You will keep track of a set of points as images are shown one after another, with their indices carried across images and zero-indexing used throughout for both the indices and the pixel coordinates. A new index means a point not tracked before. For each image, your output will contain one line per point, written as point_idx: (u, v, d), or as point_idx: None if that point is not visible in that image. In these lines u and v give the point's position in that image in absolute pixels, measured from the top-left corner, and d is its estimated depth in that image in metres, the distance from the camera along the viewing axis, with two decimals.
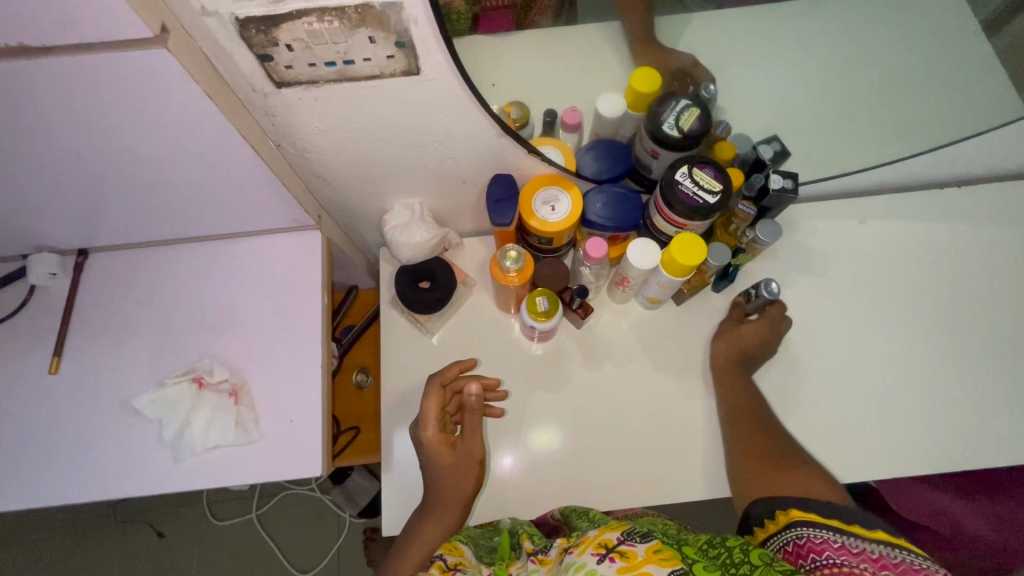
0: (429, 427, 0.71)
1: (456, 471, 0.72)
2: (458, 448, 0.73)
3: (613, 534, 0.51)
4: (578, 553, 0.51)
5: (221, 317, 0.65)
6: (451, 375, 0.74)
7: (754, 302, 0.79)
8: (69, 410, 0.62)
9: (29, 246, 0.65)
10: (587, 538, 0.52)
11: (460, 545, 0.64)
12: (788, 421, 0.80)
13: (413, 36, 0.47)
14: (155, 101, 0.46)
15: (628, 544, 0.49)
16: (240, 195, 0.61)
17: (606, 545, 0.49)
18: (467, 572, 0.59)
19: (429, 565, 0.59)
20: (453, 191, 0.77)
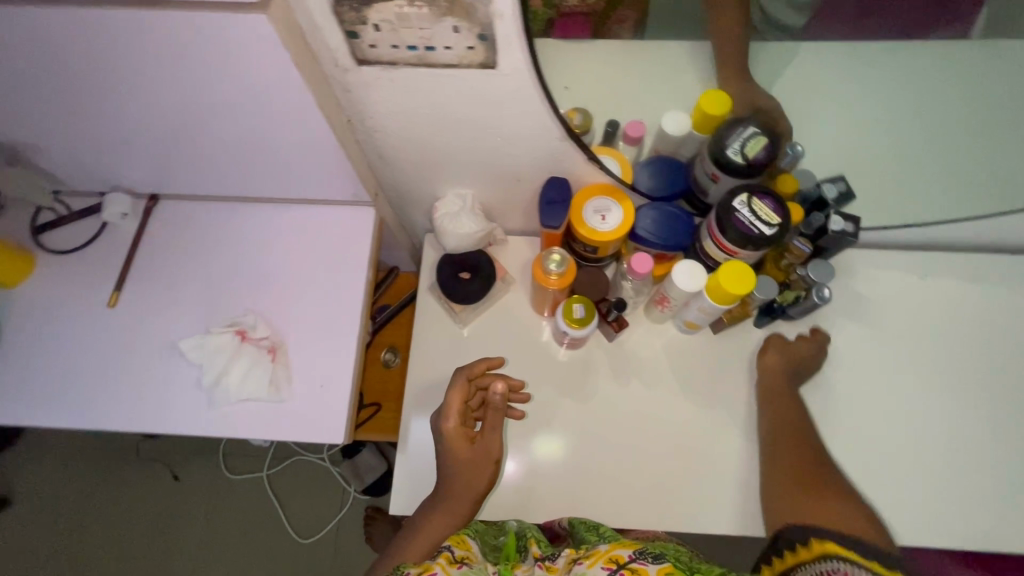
0: (449, 419, 0.72)
1: (472, 466, 0.72)
2: (476, 444, 0.73)
3: (625, 551, 0.51)
4: (588, 564, 0.50)
5: (271, 277, 0.68)
6: (477, 371, 0.75)
7: (799, 305, 0.79)
8: (120, 343, 0.66)
9: (107, 184, 0.69)
10: (596, 551, 0.52)
11: (468, 540, 0.64)
12: None
13: (496, 30, 0.48)
14: (248, 61, 0.48)
15: (640, 563, 0.49)
16: (306, 162, 0.63)
17: (617, 561, 0.49)
18: (473, 567, 0.58)
19: (436, 556, 0.59)
20: (506, 187, 0.78)
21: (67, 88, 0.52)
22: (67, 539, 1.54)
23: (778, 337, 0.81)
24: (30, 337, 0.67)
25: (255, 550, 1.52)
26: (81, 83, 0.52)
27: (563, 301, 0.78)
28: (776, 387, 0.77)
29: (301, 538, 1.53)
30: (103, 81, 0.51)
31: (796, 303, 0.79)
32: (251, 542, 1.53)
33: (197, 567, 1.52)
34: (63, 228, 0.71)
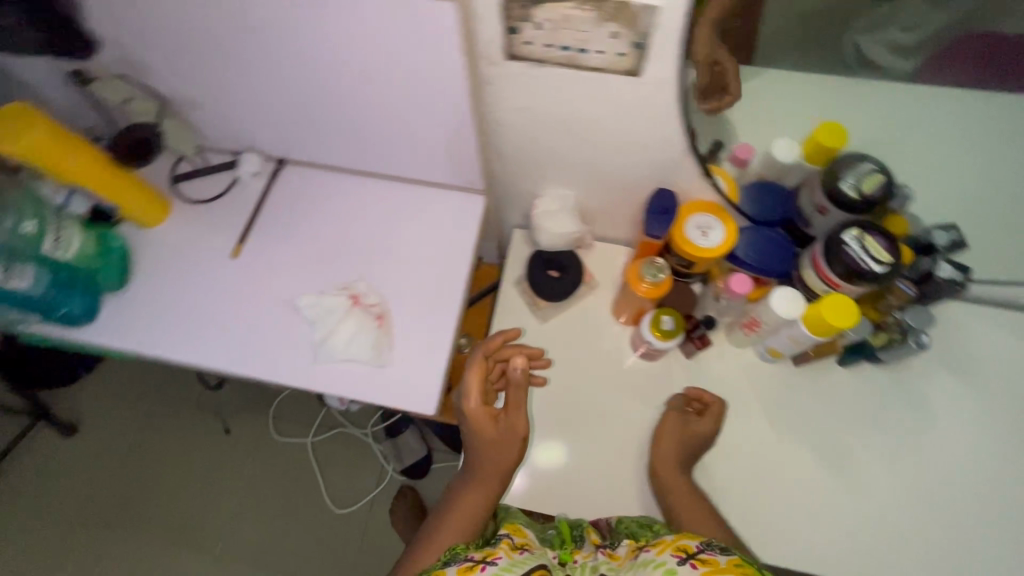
0: (473, 398, 0.73)
1: (497, 445, 0.72)
2: (500, 422, 0.73)
3: (693, 543, 0.56)
4: (655, 552, 0.57)
5: (382, 249, 0.71)
6: (494, 347, 0.78)
7: (892, 349, 0.77)
8: (240, 291, 0.70)
9: (244, 143, 0.75)
10: (664, 541, 0.58)
11: (524, 527, 0.68)
12: (885, 514, 0.75)
13: (653, 39, 0.50)
14: (420, 39, 0.52)
15: (709, 553, 0.53)
16: (433, 143, 0.67)
17: (686, 550, 0.55)
18: (534, 553, 0.63)
19: (498, 542, 0.63)
20: (608, 192, 0.79)
21: (247, 48, 0.57)
22: (122, 472, 1.64)
23: (674, 423, 0.76)
24: (158, 275, 0.72)
25: (290, 512, 1.58)
26: (262, 46, 0.57)
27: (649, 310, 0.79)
28: (676, 481, 0.72)
29: (336, 508, 1.58)
30: (282, 43, 0.56)
31: (888, 346, 0.77)
32: (287, 504, 1.59)
33: (235, 519, 1.58)
34: (197, 179, 0.76)
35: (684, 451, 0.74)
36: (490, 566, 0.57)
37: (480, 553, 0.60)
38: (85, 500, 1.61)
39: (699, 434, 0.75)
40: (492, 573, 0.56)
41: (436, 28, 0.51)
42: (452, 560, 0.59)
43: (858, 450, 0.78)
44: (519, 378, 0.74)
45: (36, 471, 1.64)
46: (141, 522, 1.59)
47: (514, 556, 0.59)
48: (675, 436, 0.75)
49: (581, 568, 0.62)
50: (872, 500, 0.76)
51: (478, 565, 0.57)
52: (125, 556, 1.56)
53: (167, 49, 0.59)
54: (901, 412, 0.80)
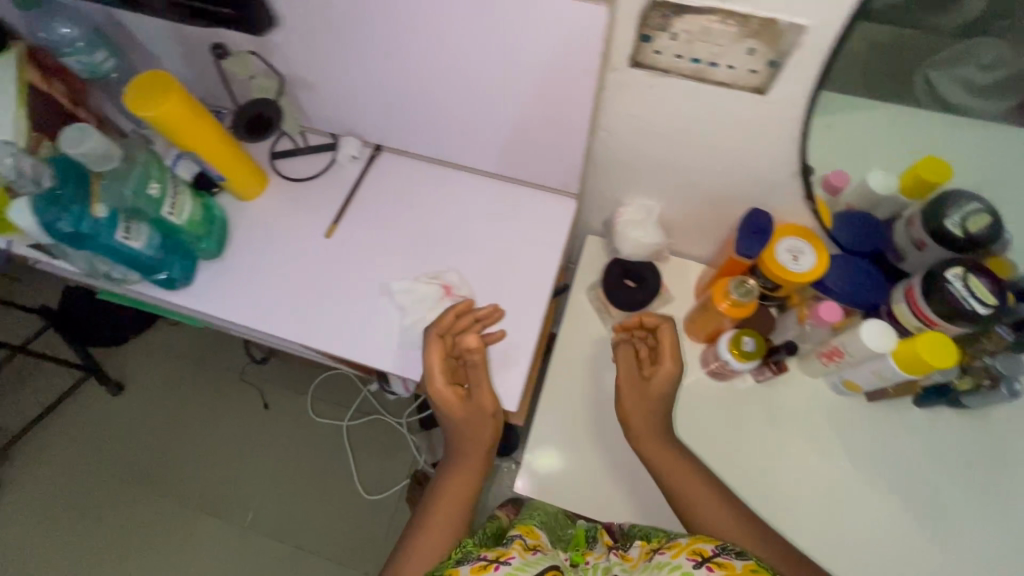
0: (432, 381, 0.64)
1: (470, 425, 0.66)
2: (468, 400, 0.66)
3: (708, 546, 0.53)
4: (671, 554, 0.54)
5: (472, 243, 0.73)
6: (447, 323, 0.65)
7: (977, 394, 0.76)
8: (332, 271, 0.73)
9: (346, 128, 0.77)
10: (679, 543, 0.56)
11: (536, 529, 0.64)
12: (953, 561, 0.74)
13: (791, 59, 0.50)
14: (553, 39, 0.53)
15: (725, 557, 0.51)
16: (536, 143, 0.67)
17: (702, 554, 0.52)
18: (546, 555, 0.58)
19: (510, 542, 0.58)
20: (696, 207, 0.79)
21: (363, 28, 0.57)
22: (163, 435, 1.68)
23: (634, 392, 0.73)
24: (254, 247, 0.74)
25: (320, 493, 1.60)
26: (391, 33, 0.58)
27: (728, 330, 0.78)
28: (651, 441, 0.70)
29: (365, 492, 1.59)
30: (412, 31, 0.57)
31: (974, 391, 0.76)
32: (317, 484, 1.61)
33: (265, 493, 1.61)
34: (297, 158, 0.78)
35: (650, 403, 0.72)
36: (504, 567, 0.52)
37: (493, 552, 0.55)
38: (125, 458, 1.66)
39: (659, 386, 0.71)
40: (505, 573, 0.51)
41: (572, 28, 0.51)
42: (464, 560, 0.54)
43: (927, 493, 0.77)
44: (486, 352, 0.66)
45: (83, 426, 1.70)
46: (177, 486, 1.63)
47: (528, 557, 0.55)
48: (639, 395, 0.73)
49: (593, 570, 0.60)
50: (939, 545, 0.74)
51: (492, 564, 0.52)
52: (159, 517, 1.60)
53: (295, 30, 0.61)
54: (973, 459, 0.78)
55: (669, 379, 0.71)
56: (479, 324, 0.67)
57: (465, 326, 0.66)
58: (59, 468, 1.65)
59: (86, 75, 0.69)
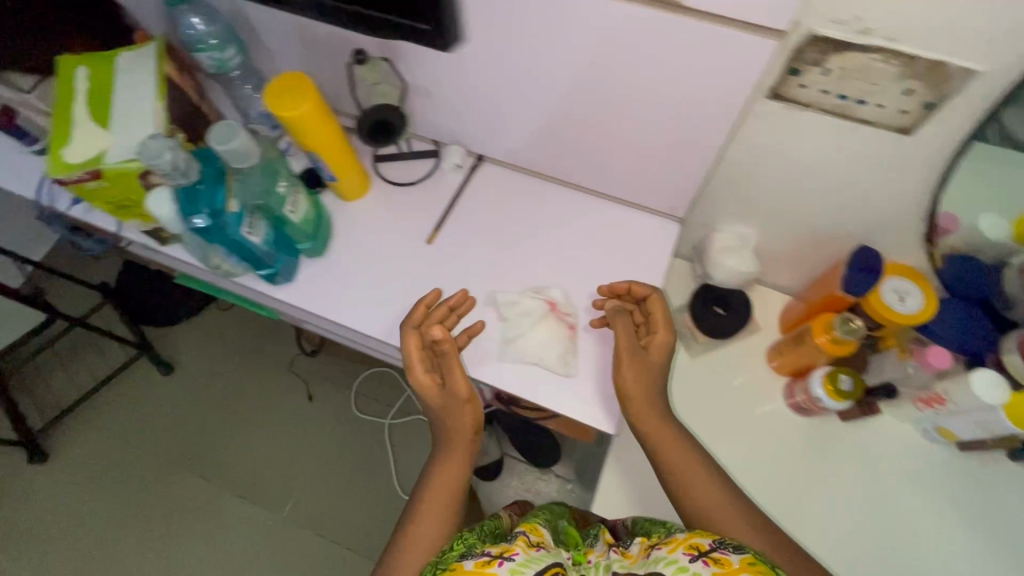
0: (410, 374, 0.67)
1: (447, 412, 0.67)
2: (444, 389, 0.67)
3: (705, 540, 0.49)
4: (667, 550, 0.50)
5: (573, 259, 0.73)
6: (418, 317, 0.67)
7: None
8: (433, 278, 0.73)
9: (452, 137, 0.77)
10: (675, 538, 0.51)
11: (540, 526, 0.61)
12: None
13: (951, 101, 0.49)
14: (697, 69, 0.52)
15: (722, 552, 0.47)
16: (649, 166, 0.67)
17: (698, 548, 0.48)
18: (550, 553, 0.55)
19: (514, 538, 0.56)
20: (795, 237, 0.78)
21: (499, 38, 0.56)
22: (208, 418, 1.71)
23: (636, 365, 0.63)
24: (357, 248, 0.76)
25: (359, 489, 1.61)
26: (522, 53, 0.58)
27: (820, 366, 0.77)
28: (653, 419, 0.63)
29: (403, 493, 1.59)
30: (547, 52, 0.57)
31: None
32: (356, 480, 1.62)
33: (306, 484, 1.62)
34: (399, 162, 0.79)
35: (651, 375, 0.64)
36: (508, 563, 0.50)
37: (496, 548, 0.53)
38: (171, 439, 1.69)
39: (656, 360, 0.64)
40: (509, 570, 0.49)
41: (721, 61, 0.50)
42: (467, 555, 0.53)
43: (1005, 543, 0.77)
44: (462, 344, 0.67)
45: (131, 403, 1.73)
46: (219, 470, 1.65)
47: (531, 554, 0.53)
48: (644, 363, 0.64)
49: (595, 569, 0.56)
50: None
51: (496, 560, 0.51)
52: (200, 500, 1.62)
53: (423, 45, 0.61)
54: None
55: (666, 348, 0.65)
56: (453, 314, 0.69)
57: (438, 317, 0.67)
58: (106, 444, 1.68)
59: (212, 70, 0.70)
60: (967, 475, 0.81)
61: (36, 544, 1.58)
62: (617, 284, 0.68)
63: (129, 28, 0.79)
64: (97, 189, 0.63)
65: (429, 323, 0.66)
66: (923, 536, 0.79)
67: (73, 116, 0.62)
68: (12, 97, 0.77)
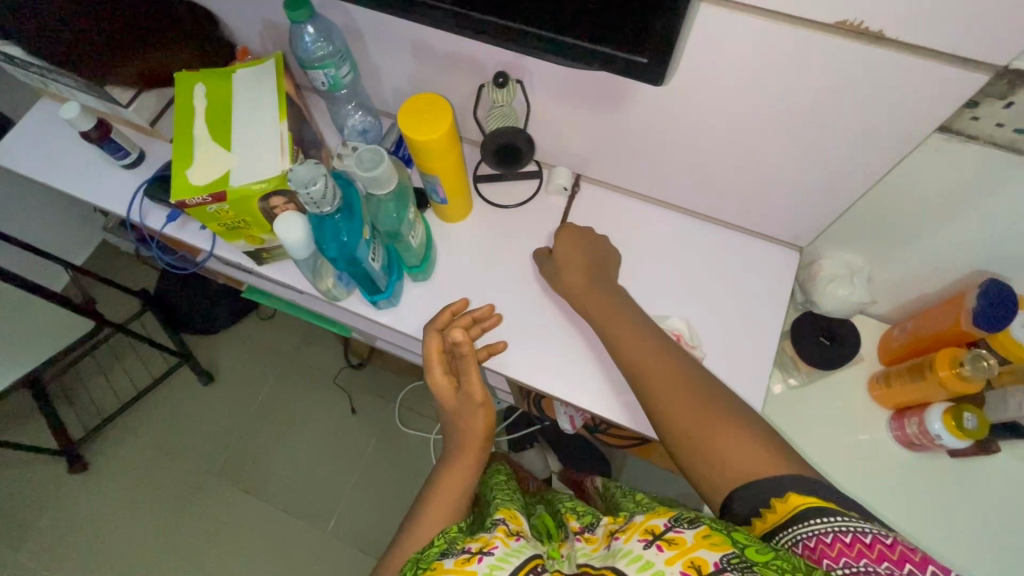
0: (429, 373, 0.67)
1: (460, 414, 0.67)
2: (460, 390, 0.67)
3: (660, 519, 0.44)
4: (623, 539, 0.45)
5: (688, 287, 0.70)
6: (442, 318, 0.67)
7: None
8: (542, 305, 0.71)
9: (558, 159, 0.75)
10: (632, 522, 0.46)
11: (518, 513, 0.60)
12: None
13: None
14: (865, 105, 0.49)
15: (676, 531, 0.42)
16: (777, 195, 0.64)
17: (653, 532, 0.43)
18: (530, 542, 0.55)
19: (493, 529, 0.54)
20: (912, 267, 0.76)
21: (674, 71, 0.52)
22: (249, 429, 1.69)
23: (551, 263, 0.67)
24: (460, 272, 0.73)
25: (403, 505, 1.57)
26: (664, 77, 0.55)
27: (939, 402, 0.74)
28: (584, 290, 0.63)
29: None
30: (690, 82, 0.54)
31: None
32: (401, 496, 1.58)
33: (349, 499, 1.59)
34: (501, 183, 0.77)
35: (583, 251, 0.66)
36: (488, 558, 0.49)
37: (476, 543, 0.52)
38: (211, 449, 1.67)
39: (567, 248, 0.66)
40: (490, 565, 0.48)
41: (898, 98, 0.48)
42: (448, 552, 0.52)
43: None
44: (482, 356, 0.67)
45: (172, 412, 1.71)
46: (261, 483, 1.62)
47: (512, 545, 0.51)
48: (577, 239, 0.67)
49: (563, 562, 0.54)
50: None
51: (476, 557, 0.49)
52: (240, 513, 1.59)
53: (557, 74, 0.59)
54: None
55: (576, 230, 0.68)
56: (477, 325, 0.68)
57: (462, 324, 0.67)
58: (147, 453, 1.66)
59: (324, 87, 0.68)
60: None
61: (75, 555, 1.56)
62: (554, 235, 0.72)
63: (230, 44, 0.78)
64: (215, 213, 0.61)
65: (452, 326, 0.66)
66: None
67: (193, 136, 0.61)
68: (109, 109, 0.76)
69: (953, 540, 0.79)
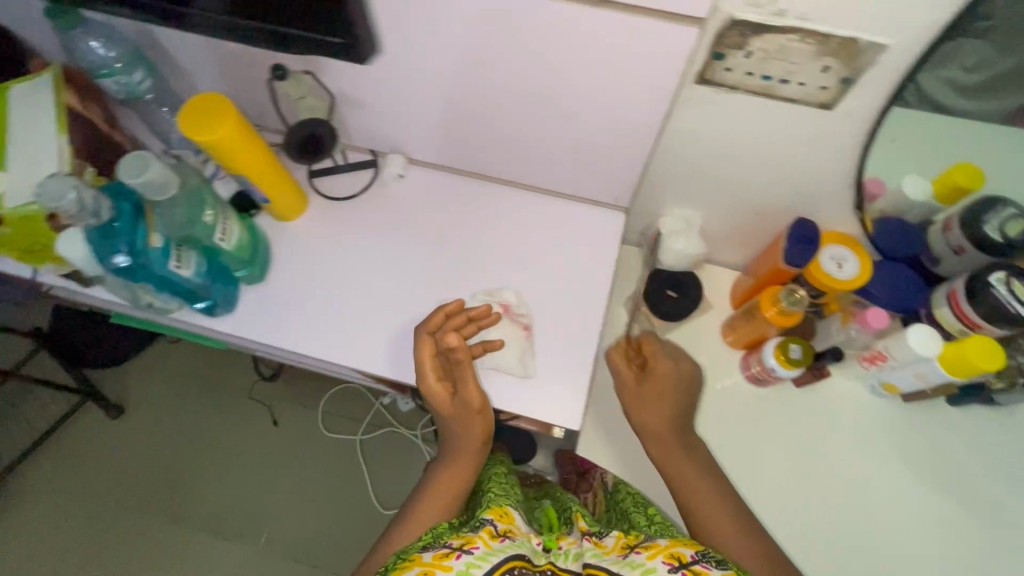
0: (425, 379, 0.66)
1: (457, 418, 0.67)
2: (456, 397, 0.66)
3: (686, 551, 0.54)
4: (646, 555, 0.54)
5: (525, 257, 0.72)
6: (435, 324, 0.65)
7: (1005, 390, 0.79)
8: (380, 293, 0.71)
9: (388, 146, 0.75)
10: (657, 543, 0.55)
11: (510, 510, 0.62)
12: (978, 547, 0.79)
13: (866, 76, 0.51)
14: (619, 63, 0.52)
15: (703, 565, 0.52)
16: (588, 161, 0.67)
17: (679, 559, 0.53)
18: (516, 541, 0.57)
19: (479, 526, 0.57)
20: (738, 218, 0.80)
21: (398, 45, 0.56)
22: (169, 455, 1.63)
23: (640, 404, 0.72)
24: (299, 269, 0.73)
25: (345, 512, 1.56)
26: (443, 52, 0.56)
27: (771, 337, 0.80)
28: (662, 442, 0.70)
29: (384, 508, 1.55)
30: (465, 51, 0.55)
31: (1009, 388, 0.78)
32: (336, 501, 1.57)
33: (283, 509, 1.57)
34: (336, 176, 0.77)
35: (675, 399, 0.72)
36: (466, 556, 0.53)
37: (458, 539, 0.55)
38: (130, 482, 1.60)
39: (650, 392, 0.72)
40: (467, 563, 0.52)
41: (641, 52, 0.50)
42: (429, 546, 0.55)
43: (949, 483, 0.82)
44: (477, 354, 0.65)
45: (85, 449, 1.63)
46: (190, 508, 1.57)
47: (494, 546, 0.55)
48: (668, 385, 0.73)
49: (562, 557, 0.58)
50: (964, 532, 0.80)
51: (455, 553, 0.53)
52: (166, 542, 1.54)
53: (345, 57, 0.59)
54: (998, 452, 0.83)
55: (674, 372, 0.73)
56: (473, 324, 0.66)
57: (456, 325, 0.65)
58: (58, 497, 1.58)
59: (121, 95, 0.66)
60: (921, 428, 0.84)
61: None
62: (635, 338, 0.79)
63: None
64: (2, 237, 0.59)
65: (445, 330, 0.64)
66: (887, 495, 0.82)
67: None
68: None
69: (810, 468, 0.83)
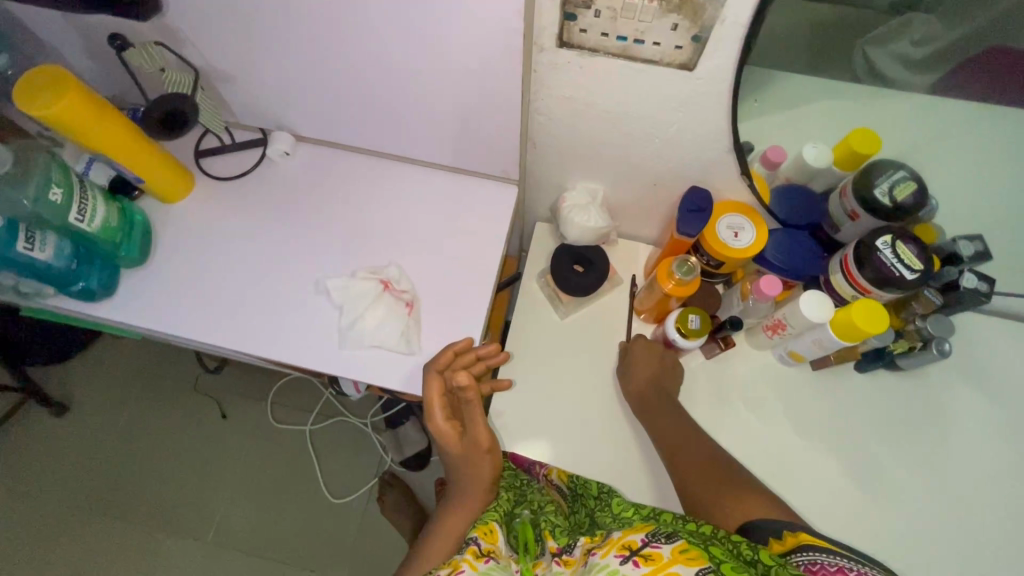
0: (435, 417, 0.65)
1: (467, 460, 0.67)
2: (465, 435, 0.67)
3: (638, 537, 0.53)
4: (601, 555, 0.53)
5: (412, 233, 0.71)
6: (445, 362, 0.63)
7: (908, 356, 0.78)
8: (264, 271, 0.69)
9: (275, 124, 0.74)
10: (611, 540, 0.54)
11: (495, 527, 0.62)
12: (914, 524, 0.73)
13: (714, 33, 0.50)
14: (471, 13, 0.51)
15: (652, 547, 0.50)
16: (470, 129, 0.67)
17: (630, 547, 0.51)
18: (500, 563, 0.57)
19: (463, 550, 0.57)
20: (640, 191, 0.79)
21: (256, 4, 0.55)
22: (99, 451, 1.45)
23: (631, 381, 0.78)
24: (179, 251, 0.70)
25: (295, 502, 1.41)
26: (300, 14, 0.55)
27: (674, 309, 0.80)
28: (649, 407, 0.76)
29: (333, 499, 1.41)
30: (319, 10, 0.54)
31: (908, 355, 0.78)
32: (285, 490, 1.42)
33: (226, 505, 1.41)
34: (223, 156, 0.75)
35: (654, 368, 0.78)
36: None
37: (445, 568, 0.54)
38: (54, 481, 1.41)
39: (641, 356, 0.79)
40: None
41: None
42: None
43: (880, 457, 0.77)
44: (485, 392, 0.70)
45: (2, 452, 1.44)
46: (128, 503, 1.40)
47: (480, 568, 0.54)
48: (650, 356, 0.79)
49: None
50: (898, 507, 0.74)
51: None
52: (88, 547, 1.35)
53: (199, 11, 0.57)
54: (926, 422, 0.79)
55: (651, 349, 0.79)
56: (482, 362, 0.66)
57: (465, 363, 0.64)
58: None
59: None
60: (844, 398, 0.81)
61: None
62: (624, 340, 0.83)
63: None
64: None
65: (454, 369, 0.63)
66: (815, 473, 0.77)
67: None
68: None
69: (736, 445, 0.78)
